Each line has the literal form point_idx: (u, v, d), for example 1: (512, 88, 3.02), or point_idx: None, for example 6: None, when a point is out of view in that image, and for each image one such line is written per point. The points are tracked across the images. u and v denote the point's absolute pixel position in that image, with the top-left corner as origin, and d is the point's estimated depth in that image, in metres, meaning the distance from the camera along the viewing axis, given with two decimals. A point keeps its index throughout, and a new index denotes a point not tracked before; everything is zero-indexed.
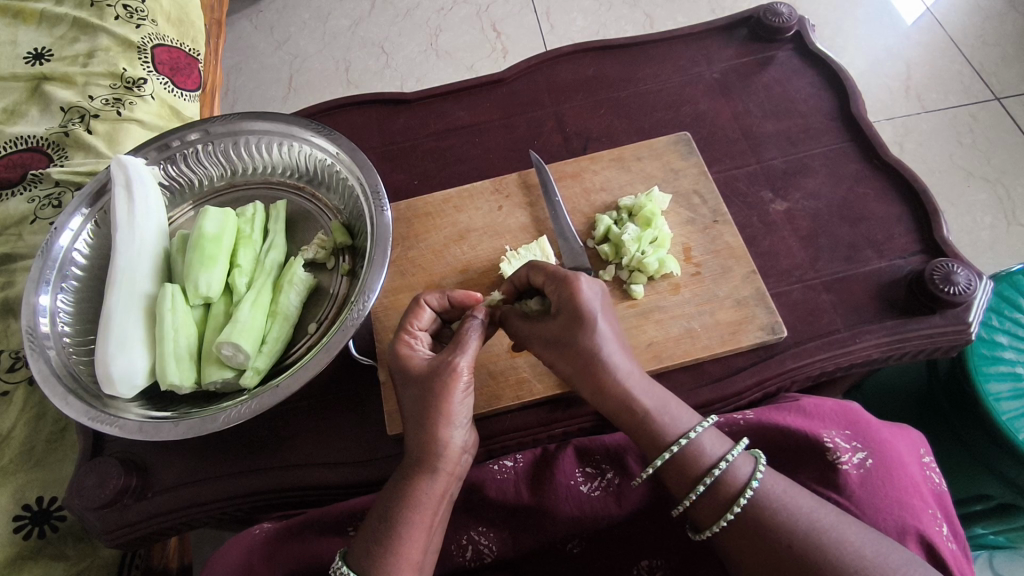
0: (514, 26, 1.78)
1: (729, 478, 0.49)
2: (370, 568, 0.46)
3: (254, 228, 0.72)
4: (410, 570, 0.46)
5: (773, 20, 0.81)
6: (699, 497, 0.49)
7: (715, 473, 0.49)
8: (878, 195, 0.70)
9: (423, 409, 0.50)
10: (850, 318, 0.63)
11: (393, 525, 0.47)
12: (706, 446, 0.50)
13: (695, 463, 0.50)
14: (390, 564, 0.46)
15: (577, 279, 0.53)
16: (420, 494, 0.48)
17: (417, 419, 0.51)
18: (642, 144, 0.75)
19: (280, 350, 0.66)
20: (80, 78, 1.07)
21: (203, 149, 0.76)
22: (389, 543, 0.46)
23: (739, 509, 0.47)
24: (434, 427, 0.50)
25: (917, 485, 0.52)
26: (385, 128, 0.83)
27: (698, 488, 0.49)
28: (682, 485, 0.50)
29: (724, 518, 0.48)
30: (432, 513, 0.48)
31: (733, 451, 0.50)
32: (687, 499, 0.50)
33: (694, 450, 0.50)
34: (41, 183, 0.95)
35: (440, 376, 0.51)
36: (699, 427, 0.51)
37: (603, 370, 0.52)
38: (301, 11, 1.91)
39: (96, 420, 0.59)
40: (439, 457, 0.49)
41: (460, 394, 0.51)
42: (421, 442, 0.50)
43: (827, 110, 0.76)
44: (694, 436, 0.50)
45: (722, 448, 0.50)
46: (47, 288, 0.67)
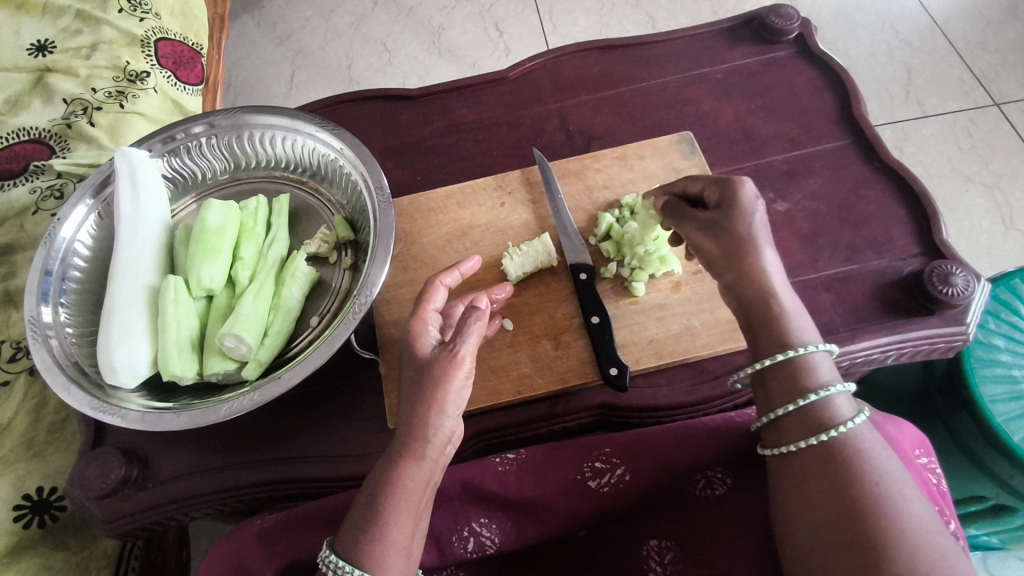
0: (516, 26, 1.79)
1: (831, 407, 0.48)
2: (359, 555, 0.46)
3: (257, 221, 0.72)
4: (393, 558, 0.46)
5: (775, 21, 0.82)
6: (792, 410, 0.49)
7: (820, 394, 0.48)
8: (879, 196, 0.71)
9: (414, 394, 0.50)
10: (850, 318, 0.64)
11: (379, 513, 0.47)
12: (821, 368, 0.49)
13: (798, 377, 0.49)
14: (371, 551, 0.46)
15: (742, 181, 0.55)
16: (405, 480, 0.48)
17: (409, 405, 0.50)
18: (644, 144, 0.75)
19: (281, 342, 0.66)
20: (83, 70, 1.07)
21: (206, 142, 0.76)
22: (376, 531, 0.46)
23: (829, 437, 0.46)
24: (421, 413, 0.49)
25: (918, 477, 0.55)
26: (388, 124, 0.83)
27: (799, 401, 0.48)
28: (782, 396, 0.49)
29: (810, 439, 0.47)
30: (416, 501, 0.48)
31: (845, 384, 0.49)
32: (781, 408, 0.49)
33: (806, 366, 0.49)
34: (43, 175, 0.96)
35: (436, 365, 0.50)
36: (818, 347, 0.50)
37: (755, 256, 0.52)
38: (303, 8, 1.91)
39: (97, 410, 0.60)
40: (426, 443, 0.49)
41: (459, 383, 0.50)
42: (413, 428, 0.49)
43: (829, 111, 0.77)
44: (809, 351, 0.49)
45: (836, 377, 0.49)
46: (49, 280, 0.67)
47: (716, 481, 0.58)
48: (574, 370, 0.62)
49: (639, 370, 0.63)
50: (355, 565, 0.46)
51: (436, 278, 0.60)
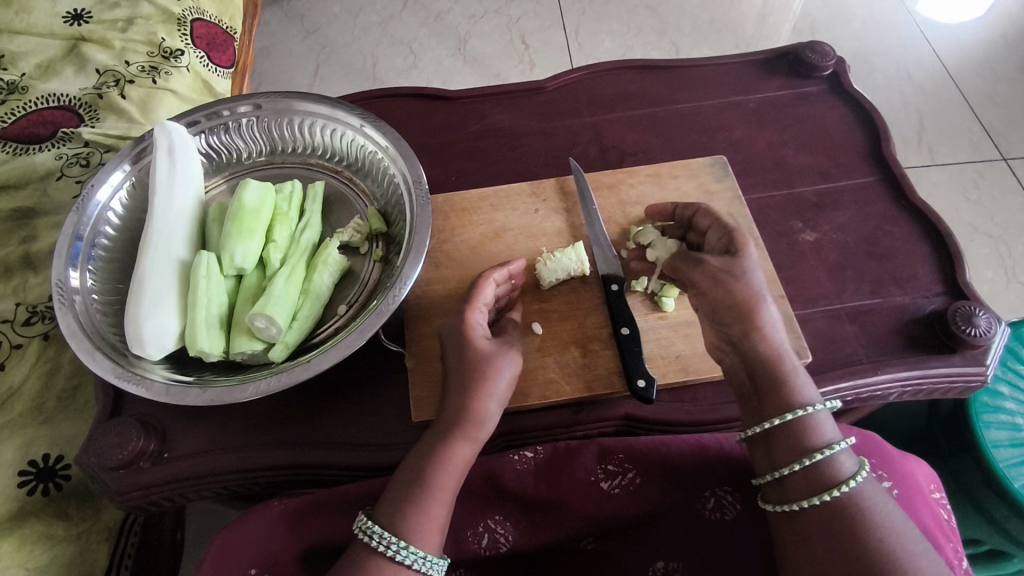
0: (542, 41, 1.82)
1: (835, 465, 0.49)
2: (398, 525, 0.49)
3: (291, 206, 0.73)
4: (430, 533, 0.50)
5: (812, 57, 0.84)
6: (800, 470, 0.50)
7: (825, 452, 0.49)
8: (905, 235, 0.72)
9: (462, 383, 0.56)
10: (872, 351, 0.65)
11: (417, 488, 0.51)
12: (823, 425, 0.51)
13: (802, 432, 0.51)
14: (409, 523, 0.49)
15: (744, 236, 0.60)
16: (451, 458, 0.52)
17: (457, 392, 0.55)
18: (679, 164, 0.76)
19: (309, 328, 0.66)
20: (118, 43, 1.07)
21: (245, 124, 0.76)
22: (417, 503, 0.50)
23: (837, 496, 0.48)
24: (468, 398, 0.55)
25: (935, 516, 0.56)
26: (425, 122, 0.84)
27: (807, 460, 0.49)
28: (787, 454, 0.51)
29: (818, 497, 0.48)
30: (453, 480, 0.52)
31: (847, 442, 0.51)
32: (789, 467, 0.50)
33: (812, 424, 0.51)
34: (70, 142, 0.95)
35: (486, 362, 0.56)
36: (819, 406, 0.51)
37: (761, 312, 0.54)
38: (332, 4, 1.93)
39: (121, 379, 0.59)
40: (472, 426, 0.54)
41: (506, 372, 0.57)
42: (461, 410, 0.54)
43: (859, 149, 0.79)
44: (813, 410, 0.51)
45: (838, 436, 0.51)
46: (79, 245, 0.67)
47: (727, 503, 0.58)
48: (601, 379, 0.63)
49: (663, 385, 0.63)
50: (398, 534, 0.49)
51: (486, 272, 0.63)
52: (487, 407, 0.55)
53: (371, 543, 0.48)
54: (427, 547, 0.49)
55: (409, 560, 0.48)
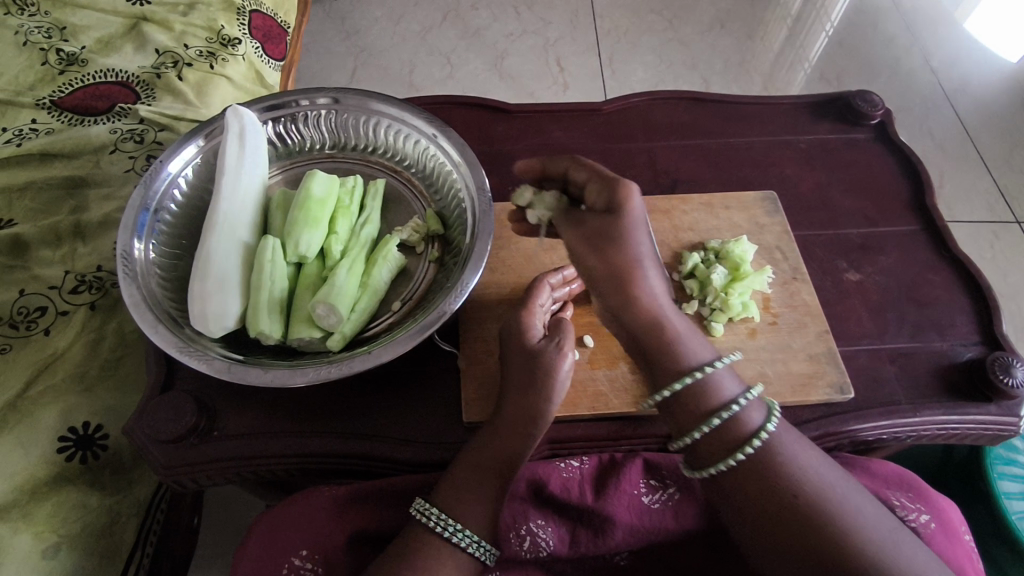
0: (577, 65, 1.86)
1: (743, 421, 0.49)
2: (441, 501, 0.55)
3: (353, 200, 0.74)
4: (472, 516, 0.54)
5: (862, 106, 0.87)
6: (705, 434, 0.49)
7: (727, 413, 0.49)
8: (945, 283, 0.75)
9: (521, 381, 0.58)
10: (912, 392, 0.67)
11: (462, 471, 0.56)
12: (723, 383, 0.50)
13: (705, 386, 0.50)
14: (450, 500, 0.55)
15: (628, 185, 0.52)
16: (498, 445, 0.56)
17: (518, 390, 0.58)
18: (730, 196, 0.79)
19: (364, 320, 0.67)
20: (178, 26, 1.09)
21: (312, 116, 0.77)
22: (461, 483, 0.56)
23: (748, 455, 0.48)
24: (525, 397, 0.57)
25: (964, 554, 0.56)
26: (485, 132, 0.86)
27: (709, 424, 0.49)
28: (691, 420, 0.50)
29: (729, 461, 0.48)
30: (501, 466, 0.56)
31: (748, 393, 0.50)
32: (694, 433, 0.49)
33: (708, 385, 0.50)
34: (126, 118, 0.96)
35: (546, 358, 0.58)
36: (721, 363, 0.50)
37: (639, 283, 0.51)
38: (373, 9, 1.96)
39: (182, 353, 0.60)
40: (528, 425, 0.57)
41: (564, 367, 0.58)
42: (517, 409, 0.57)
43: (903, 198, 0.81)
44: (711, 370, 0.50)
45: (740, 388, 0.51)
46: (145, 216, 0.67)
47: None
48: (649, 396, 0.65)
49: None
50: (441, 509, 0.54)
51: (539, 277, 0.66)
52: (546, 405, 0.57)
53: (425, 520, 0.54)
54: (469, 525, 0.53)
55: (458, 540, 0.53)
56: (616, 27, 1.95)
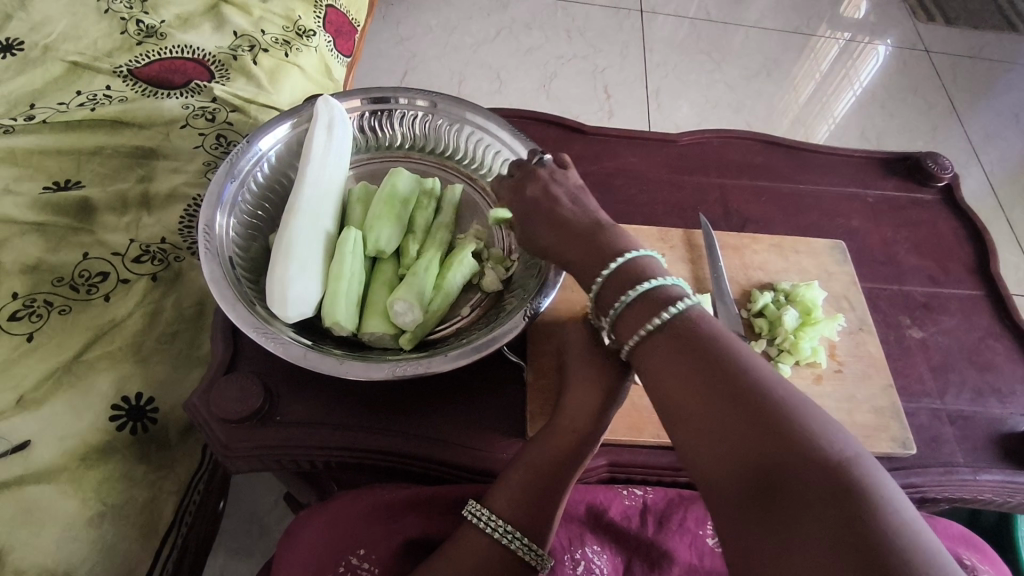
0: (623, 93, 1.89)
1: (662, 292, 0.46)
2: (494, 503, 0.52)
3: (432, 202, 0.74)
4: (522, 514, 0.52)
5: (932, 167, 0.88)
6: (627, 305, 0.47)
7: (643, 286, 0.47)
8: (1006, 351, 0.75)
9: (577, 375, 0.57)
10: (971, 455, 0.67)
11: (513, 472, 0.54)
12: (649, 267, 0.49)
13: (632, 278, 0.48)
14: (501, 501, 0.52)
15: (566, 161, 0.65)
16: (552, 442, 0.54)
17: (577, 395, 0.56)
18: (800, 241, 0.79)
19: (435, 323, 0.67)
20: (257, 11, 1.10)
21: (399, 115, 0.79)
22: (512, 482, 0.53)
23: (668, 314, 0.44)
24: (584, 392, 0.55)
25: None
26: (560, 151, 0.86)
27: (626, 297, 0.48)
28: (614, 296, 0.49)
29: (651, 323, 0.45)
30: (558, 464, 0.53)
31: (685, 301, 0.45)
32: (616, 306, 0.48)
33: (635, 270, 0.49)
34: (200, 95, 0.97)
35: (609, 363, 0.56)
36: (664, 279, 0.47)
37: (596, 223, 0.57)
38: (428, 17, 1.99)
39: (258, 332, 0.59)
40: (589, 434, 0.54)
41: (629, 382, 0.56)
42: (579, 416, 0.55)
43: (966, 262, 0.82)
44: (629, 259, 0.50)
45: (679, 292, 0.46)
46: (231, 188, 0.68)
47: None
48: None
49: None
50: (493, 511, 0.52)
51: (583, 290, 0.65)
52: (606, 403, 0.55)
53: (479, 523, 0.52)
54: (521, 524, 0.51)
55: (513, 545, 0.51)
56: (664, 62, 1.98)
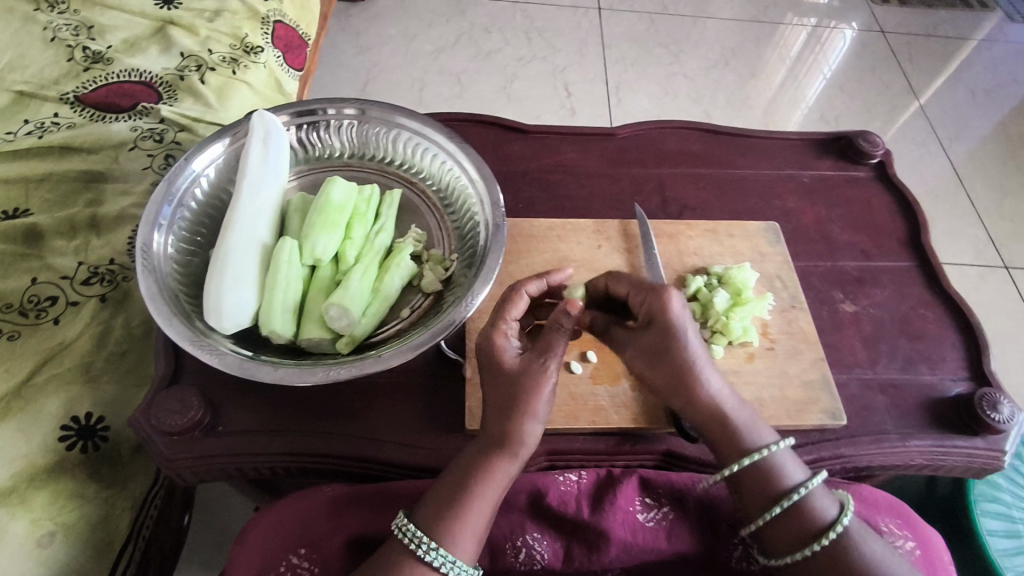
0: (583, 90, 1.92)
1: (782, 477, 0.57)
2: (437, 532, 0.52)
3: (369, 208, 0.76)
4: (464, 540, 0.53)
5: (864, 145, 0.90)
6: (769, 519, 0.56)
7: (761, 454, 0.56)
8: (936, 319, 0.77)
9: (504, 404, 0.55)
10: (900, 422, 0.69)
11: (457, 502, 0.54)
12: (787, 469, 0.57)
13: (776, 487, 0.56)
14: (445, 530, 0.53)
15: (668, 292, 0.59)
16: (494, 473, 0.54)
17: (496, 412, 0.56)
18: (735, 224, 0.81)
19: (374, 326, 0.68)
20: (203, 31, 1.11)
21: (336, 126, 0.80)
22: (457, 511, 0.53)
23: (784, 506, 0.55)
24: (511, 420, 0.55)
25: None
26: (501, 150, 0.88)
27: (773, 509, 0.56)
28: (757, 506, 0.57)
29: (771, 511, 0.56)
30: (496, 492, 0.55)
31: (843, 519, 0.55)
32: (730, 467, 0.57)
33: (772, 467, 0.57)
34: (147, 117, 0.98)
35: (525, 377, 0.55)
36: (811, 485, 0.56)
37: (700, 387, 0.57)
38: (388, 26, 2.01)
39: (194, 345, 0.61)
40: (518, 446, 0.55)
41: (547, 390, 0.55)
42: (501, 432, 0.55)
43: (899, 235, 0.84)
44: (769, 452, 0.57)
45: (834, 508, 0.56)
46: (168, 207, 0.69)
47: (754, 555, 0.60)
48: (649, 414, 0.66)
49: None
50: (433, 538, 0.52)
51: (522, 286, 0.64)
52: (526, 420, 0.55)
53: (422, 553, 0.52)
54: (465, 556, 0.53)
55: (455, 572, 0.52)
56: (624, 57, 2.01)
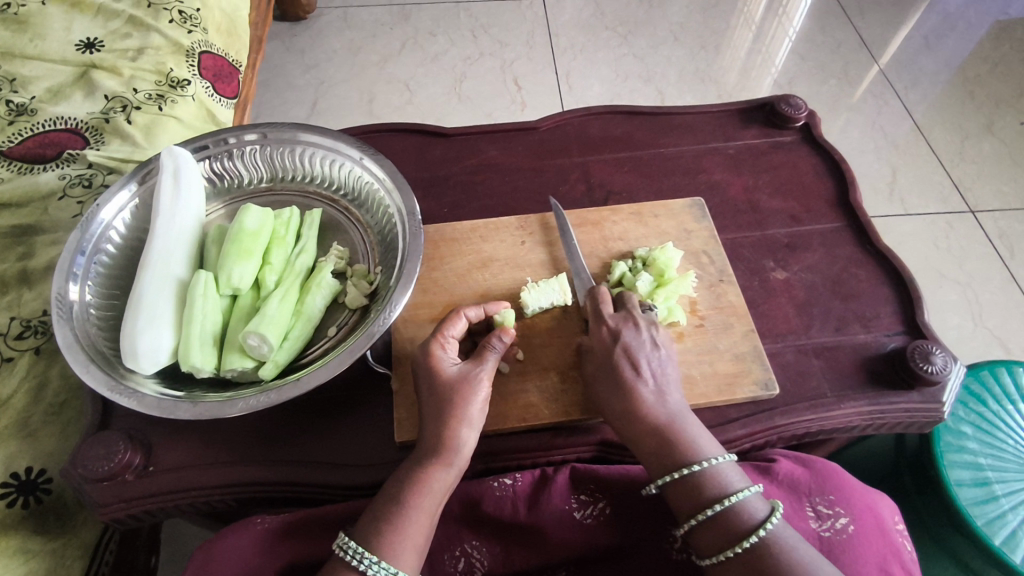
0: (533, 83, 1.91)
1: (711, 482, 0.56)
2: (379, 546, 0.52)
3: (289, 231, 0.76)
4: (406, 555, 0.53)
5: (787, 109, 0.89)
6: (701, 522, 0.55)
7: (689, 468, 0.56)
8: (868, 276, 0.76)
9: (439, 413, 0.59)
10: (836, 384, 0.69)
11: (396, 516, 0.54)
12: (722, 476, 0.56)
13: (706, 492, 0.55)
14: (387, 544, 0.52)
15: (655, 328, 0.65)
16: (429, 482, 0.56)
17: (432, 421, 0.59)
18: (659, 204, 0.80)
19: (298, 349, 0.68)
20: (127, 71, 1.11)
21: (249, 152, 0.80)
22: (397, 522, 0.54)
23: (713, 510, 0.54)
24: (445, 428, 0.58)
25: (892, 528, 0.61)
26: (422, 157, 0.87)
27: (703, 513, 0.55)
28: (688, 508, 0.56)
29: (698, 516, 0.55)
30: (433, 503, 0.56)
31: (772, 520, 0.53)
32: (659, 480, 0.58)
33: (710, 475, 0.56)
34: (75, 164, 0.98)
35: (460, 384, 0.60)
36: (742, 493, 0.55)
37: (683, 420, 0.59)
38: (334, 41, 2.01)
39: (112, 390, 0.61)
40: (454, 453, 0.58)
41: (478, 398, 0.60)
42: (435, 435, 0.58)
43: (827, 196, 0.83)
44: (709, 463, 0.57)
45: (764, 512, 0.54)
46: (82, 257, 0.69)
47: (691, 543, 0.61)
48: (580, 405, 0.66)
49: None
50: (374, 552, 0.52)
51: (461, 309, 0.66)
52: (458, 424, 0.58)
53: (360, 567, 0.51)
54: (409, 568, 0.52)
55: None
56: (572, 44, 2.00)
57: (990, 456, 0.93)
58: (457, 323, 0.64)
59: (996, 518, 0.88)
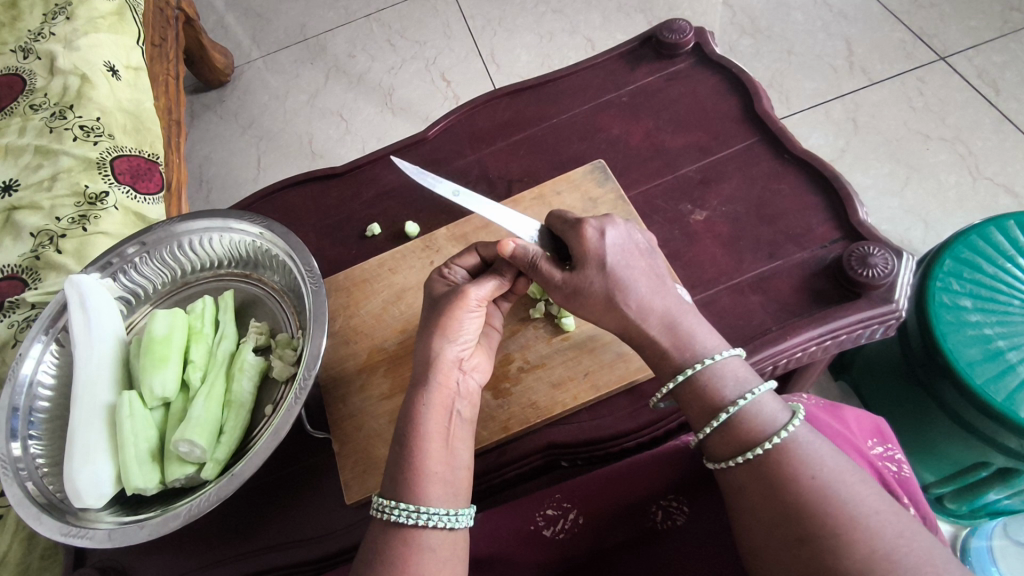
0: (461, 72, 1.86)
1: (718, 388, 0.52)
2: (402, 489, 0.49)
3: (205, 322, 0.75)
4: (431, 486, 0.49)
5: (671, 37, 0.83)
6: (716, 428, 0.51)
7: (695, 366, 0.53)
8: (791, 189, 0.72)
9: (427, 328, 0.58)
10: (781, 316, 0.64)
11: (411, 445, 0.51)
12: (731, 377, 0.52)
13: (720, 392, 0.52)
14: (409, 483, 0.49)
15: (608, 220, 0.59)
16: (425, 401, 0.53)
17: (422, 343, 0.57)
18: (560, 179, 0.76)
19: (238, 438, 0.68)
20: (46, 202, 1.06)
21: (147, 256, 0.79)
22: (410, 462, 0.50)
23: (726, 416, 0.51)
24: (431, 344, 0.56)
25: (862, 454, 0.59)
26: (320, 205, 0.85)
27: (717, 419, 0.51)
28: (702, 416, 0.52)
29: (712, 423, 0.52)
30: (440, 426, 0.52)
31: (795, 421, 0.49)
32: (666, 385, 0.54)
33: (715, 377, 0.52)
34: (18, 309, 0.96)
35: (449, 301, 0.58)
36: (759, 390, 0.51)
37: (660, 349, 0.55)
38: (260, 94, 1.98)
39: (67, 534, 0.61)
40: (438, 366, 0.55)
41: (466, 313, 0.58)
42: (423, 355, 0.56)
43: (734, 114, 0.78)
44: (712, 361, 0.52)
45: (786, 413, 0.50)
46: (16, 417, 0.69)
47: (674, 511, 0.59)
48: (518, 417, 0.64)
49: (578, 405, 0.64)
50: (393, 497, 0.49)
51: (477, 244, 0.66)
52: (441, 340, 0.56)
53: (394, 518, 0.48)
54: (437, 501, 0.49)
55: (432, 523, 0.48)
56: (488, 20, 1.93)
57: (998, 323, 0.85)
58: (467, 257, 0.65)
59: (1017, 390, 0.80)
